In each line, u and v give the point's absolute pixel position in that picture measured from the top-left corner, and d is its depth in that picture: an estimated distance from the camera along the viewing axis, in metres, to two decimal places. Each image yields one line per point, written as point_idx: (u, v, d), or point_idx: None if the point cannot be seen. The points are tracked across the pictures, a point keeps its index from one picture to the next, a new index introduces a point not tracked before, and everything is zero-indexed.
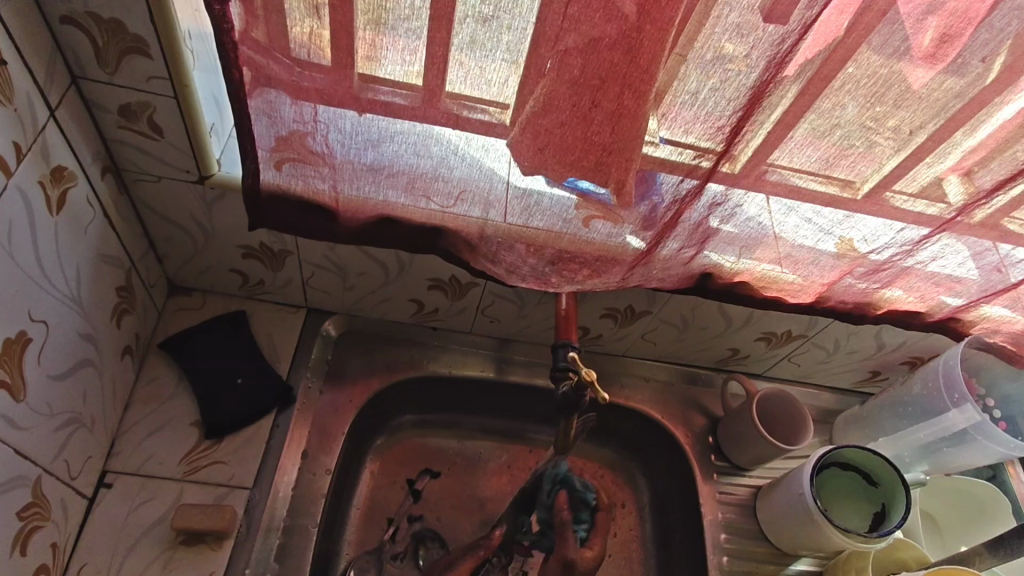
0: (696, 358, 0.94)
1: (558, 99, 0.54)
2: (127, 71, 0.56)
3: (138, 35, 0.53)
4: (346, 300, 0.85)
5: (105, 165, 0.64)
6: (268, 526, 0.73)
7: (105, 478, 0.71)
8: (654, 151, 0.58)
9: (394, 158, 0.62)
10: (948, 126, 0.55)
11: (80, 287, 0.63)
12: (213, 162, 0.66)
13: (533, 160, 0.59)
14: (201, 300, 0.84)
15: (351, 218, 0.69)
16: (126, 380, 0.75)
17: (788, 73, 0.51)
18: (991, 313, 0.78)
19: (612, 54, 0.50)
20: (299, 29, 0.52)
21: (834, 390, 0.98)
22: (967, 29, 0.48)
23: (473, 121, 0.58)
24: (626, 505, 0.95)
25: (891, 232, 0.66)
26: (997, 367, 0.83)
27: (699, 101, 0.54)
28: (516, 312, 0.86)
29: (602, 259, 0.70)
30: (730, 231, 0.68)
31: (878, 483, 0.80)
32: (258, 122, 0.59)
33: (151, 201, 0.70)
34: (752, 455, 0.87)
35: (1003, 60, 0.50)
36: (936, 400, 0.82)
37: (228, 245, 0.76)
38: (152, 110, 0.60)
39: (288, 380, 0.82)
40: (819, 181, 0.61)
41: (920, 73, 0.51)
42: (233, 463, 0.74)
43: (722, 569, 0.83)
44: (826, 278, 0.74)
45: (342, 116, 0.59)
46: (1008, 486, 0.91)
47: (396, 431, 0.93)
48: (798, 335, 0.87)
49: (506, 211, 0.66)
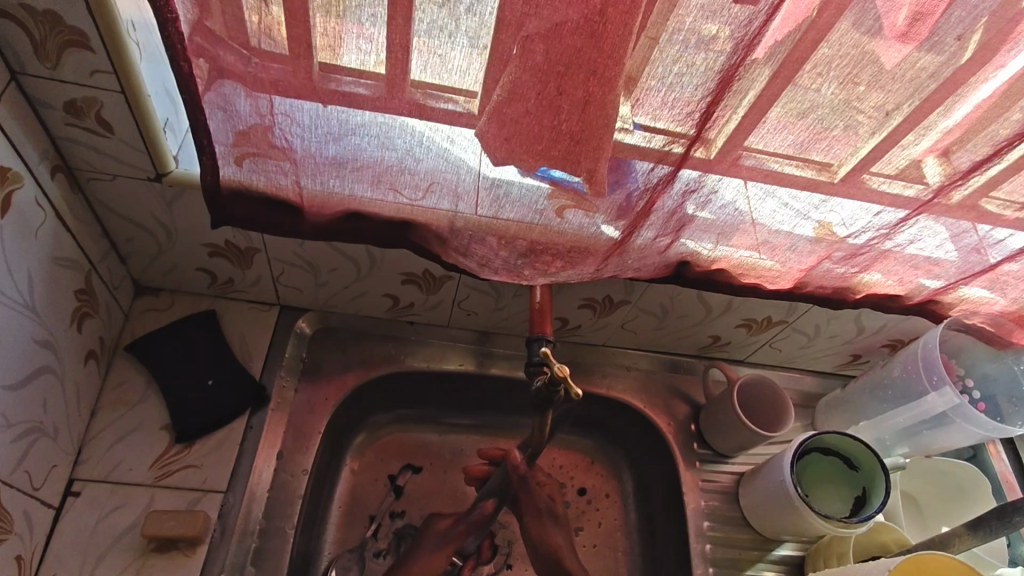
0: (678, 345, 0.93)
1: (522, 87, 0.52)
2: (69, 65, 0.53)
3: (76, 27, 0.50)
4: (319, 297, 0.83)
5: (55, 165, 0.62)
6: (244, 530, 0.71)
7: (73, 487, 0.69)
8: (626, 138, 0.56)
9: (358, 151, 0.60)
10: (923, 106, 0.54)
11: (34, 292, 0.61)
12: (170, 159, 0.63)
13: (502, 151, 0.57)
14: (168, 301, 0.82)
15: (317, 214, 0.67)
16: (91, 386, 0.73)
17: (758, 56, 0.50)
18: (970, 294, 0.78)
19: (575, 39, 0.48)
20: (249, 16, 0.49)
21: (816, 374, 0.98)
22: (939, 6, 0.46)
23: (438, 111, 0.55)
24: (611, 495, 0.95)
25: (868, 215, 0.65)
26: (977, 347, 0.84)
27: (668, 85, 0.52)
28: (493, 305, 0.85)
29: (575, 251, 0.69)
30: (706, 218, 0.66)
31: (859, 467, 0.80)
32: (213, 117, 0.57)
33: (108, 202, 0.67)
34: (734, 442, 0.87)
35: (979, 37, 0.48)
36: (916, 382, 0.81)
37: (193, 244, 0.74)
38: (99, 106, 0.57)
39: (261, 381, 0.80)
40: (795, 165, 0.59)
41: (894, 52, 0.49)
42: (206, 466, 0.73)
43: (706, 556, 0.83)
44: (804, 263, 0.73)
45: (301, 108, 0.56)
46: (988, 464, 0.92)
47: (376, 427, 0.92)
48: (778, 321, 0.86)
49: (476, 203, 0.64)
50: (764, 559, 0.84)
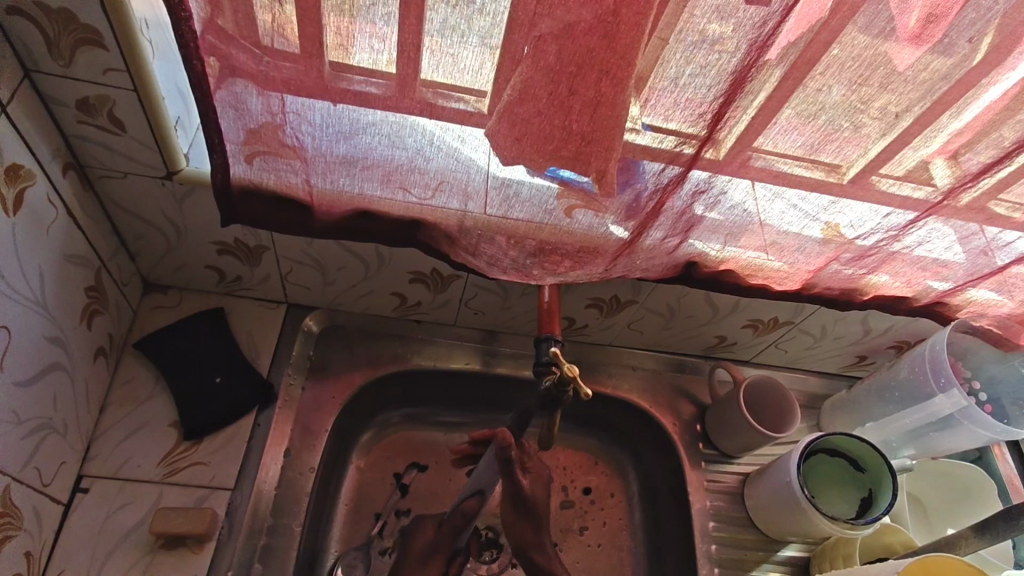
0: (684, 346, 0.93)
1: (534, 87, 0.52)
2: (82, 64, 0.53)
3: (90, 25, 0.50)
4: (326, 295, 0.83)
5: (67, 162, 0.62)
6: (251, 528, 0.71)
7: (82, 483, 0.69)
8: (636, 139, 0.56)
9: (368, 149, 0.60)
10: (934, 108, 0.54)
11: (45, 290, 0.61)
12: (181, 157, 0.63)
13: (511, 151, 0.57)
14: (176, 298, 0.82)
15: (326, 212, 0.67)
16: (100, 383, 0.73)
17: (770, 57, 0.50)
18: (977, 296, 0.78)
19: (588, 39, 0.48)
20: (261, 14, 0.49)
21: (822, 375, 0.98)
22: (953, 8, 0.46)
23: (449, 110, 0.56)
24: (616, 495, 0.94)
25: (877, 217, 0.65)
26: (984, 350, 0.83)
27: (680, 85, 0.52)
28: (500, 304, 0.85)
29: (584, 250, 0.69)
30: (715, 219, 0.67)
31: (865, 469, 0.80)
32: (224, 116, 0.57)
33: (118, 199, 0.67)
34: (740, 443, 0.87)
35: (990, 40, 0.49)
36: (923, 385, 0.82)
37: (202, 242, 0.74)
38: (112, 104, 0.57)
39: (268, 378, 0.80)
40: (804, 166, 0.59)
41: (906, 54, 0.49)
42: (213, 463, 0.73)
43: (711, 557, 0.83)
44: (812, 264, 0.73)
45: (312, 107, 0.57)
46: (994, 467, 0.92)
47: (382, 425, 0.92)
48: (784, 322, 0.86)
49: (486, 202, 0.64)
50: (769, 561, 0.84)
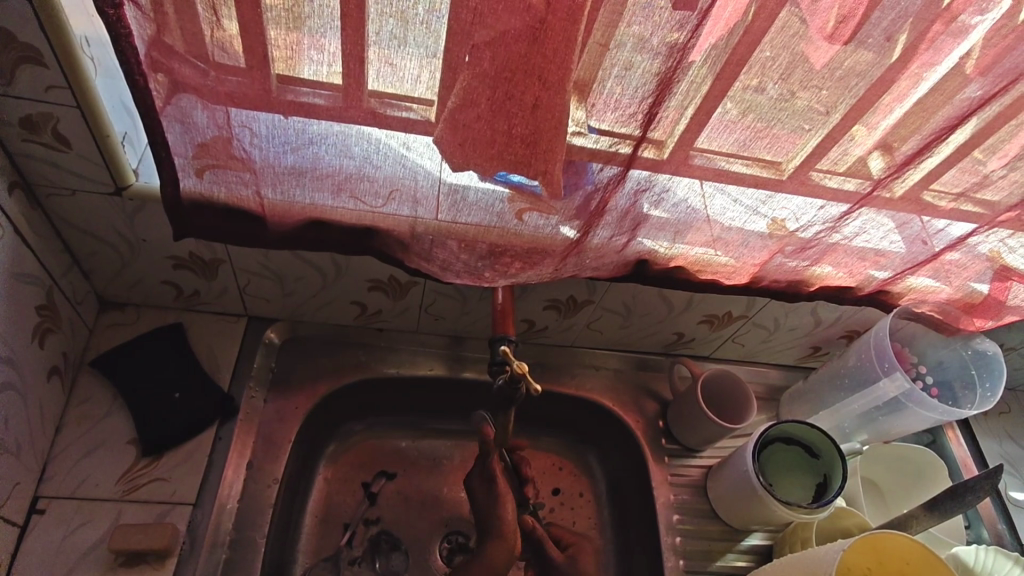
0: (645, 344, 0.95)
1: (474, 93, 0.53)
2: (23, 82, 0.54)
3: (27, 43, 0.51)
4: (287, 307, 0.84)
5: (12, 180, 0.62)
6: (213, 542, 0.71)
7: (37, 504, 0.69)
8: (582, 140, 0.58)
9: (316, 160, 0.61)
10: (857, 105, 0.57)
11: None
12: (129, 172, 0.64)
13: (459, 157, 0.59)
14: (134, 315, 0.82)
15: (280, 222, 0.68)
16: (55, 403, 0.72)
17: (694, 58, 0.52)
18: (917, 284, 0.81)
19: (518, 46, 0.50)
20: (203, 29, 0.50)
21: (779, 367, 1.01)
22: (860, 8, 0.49)
23: (396, 118, 0.57)
24: (585, 494, 0.96)
25: (814, 209, 0.68)
26: (929, 335, 0.87)
27: (615, 88, 0.54)
28: (461, 309, 0.86)
29: (534, 251, 0.70)
30: (660, 216, 0.69)
31: (819, 455, 0.83)
32: (171, 129, 0.58)
33: (68, 217, 0.67)
34: (701, 436, 0.88)
35: (905, 38, 0.51)
36: (870, 370, 0.84)
37: (158, 256, 0.74)
38: (55, 121, 0.58)
39: (229, 392, 0.80)
40: (742, 163, 0.62)
41: (821, 53, 0.52)
42: (174, 479, 0.73)
43: (676, 549, 0.84)
44: (757, 258, 0.75)
45: (257, 119, 0.57)
46: (947, 449, 0.95)
47: (347, 435, 0.92)
48: (738, 316, 0.89)
49: (436, 208, 0.65)
50: (733, 550, 0.86)
